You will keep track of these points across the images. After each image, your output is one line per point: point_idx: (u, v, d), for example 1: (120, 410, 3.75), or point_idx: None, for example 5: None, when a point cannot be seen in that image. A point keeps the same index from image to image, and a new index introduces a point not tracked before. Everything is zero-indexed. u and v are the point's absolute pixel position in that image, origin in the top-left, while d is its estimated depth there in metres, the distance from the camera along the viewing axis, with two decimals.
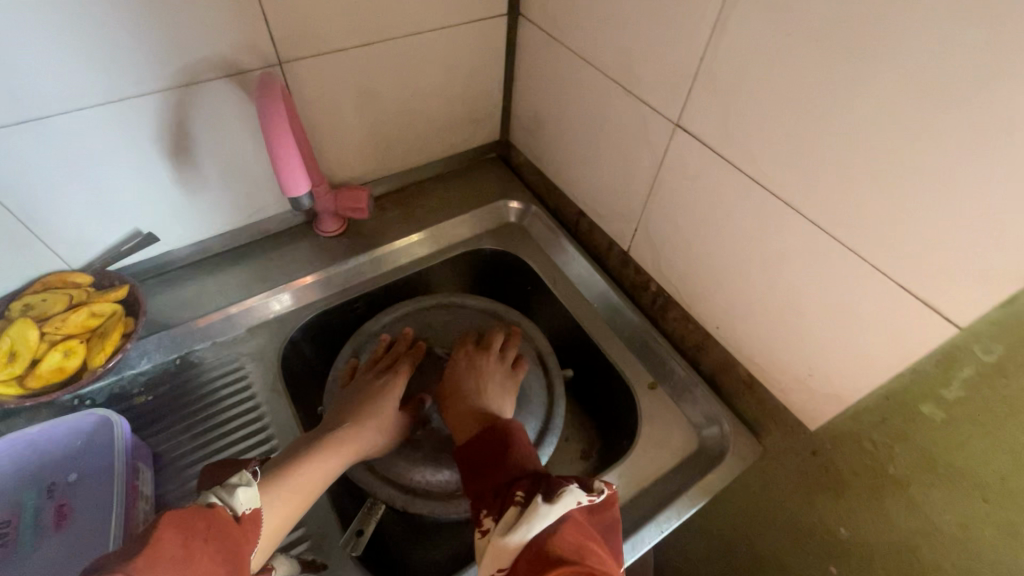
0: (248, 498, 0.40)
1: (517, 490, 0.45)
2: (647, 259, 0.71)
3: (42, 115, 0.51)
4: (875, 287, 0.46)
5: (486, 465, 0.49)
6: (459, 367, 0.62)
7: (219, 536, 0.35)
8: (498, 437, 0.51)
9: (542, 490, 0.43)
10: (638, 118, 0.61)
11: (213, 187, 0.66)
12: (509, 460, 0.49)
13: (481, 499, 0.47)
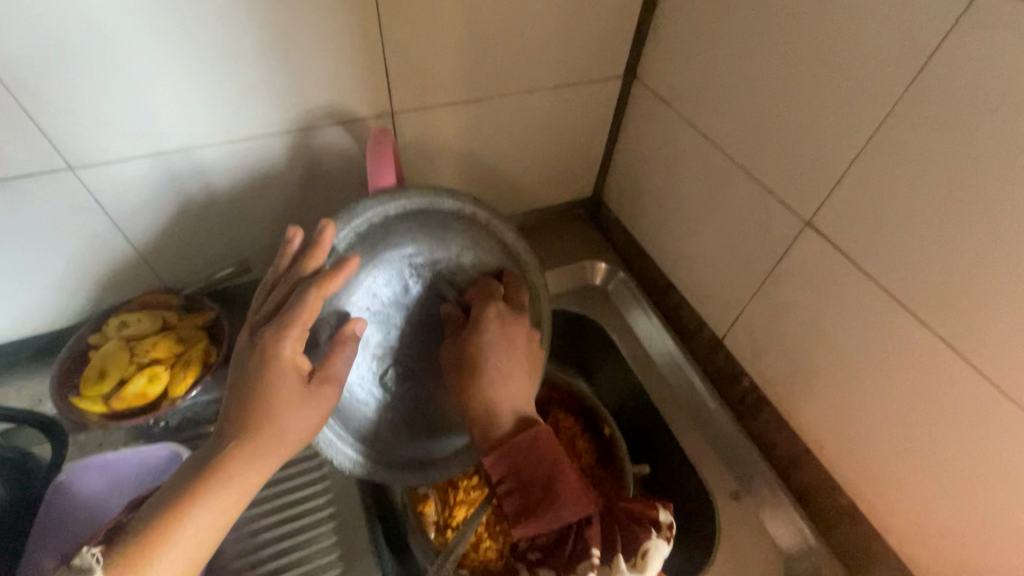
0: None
1: (588, 540, 0.40)
2: (745, 353, 0.65)
3: (165, 150, 0.52)
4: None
5: (529, 505, 0.41)
6: (492, 328, 0.50)
7: None
8: (540, 473, 0.42)
9: (616, 543, 0.40)
10: (761, 207, 0.56)
11: (309, 223, 0.66)
12: (558, 503, 0.40)
13: (531, 540, 0.42)
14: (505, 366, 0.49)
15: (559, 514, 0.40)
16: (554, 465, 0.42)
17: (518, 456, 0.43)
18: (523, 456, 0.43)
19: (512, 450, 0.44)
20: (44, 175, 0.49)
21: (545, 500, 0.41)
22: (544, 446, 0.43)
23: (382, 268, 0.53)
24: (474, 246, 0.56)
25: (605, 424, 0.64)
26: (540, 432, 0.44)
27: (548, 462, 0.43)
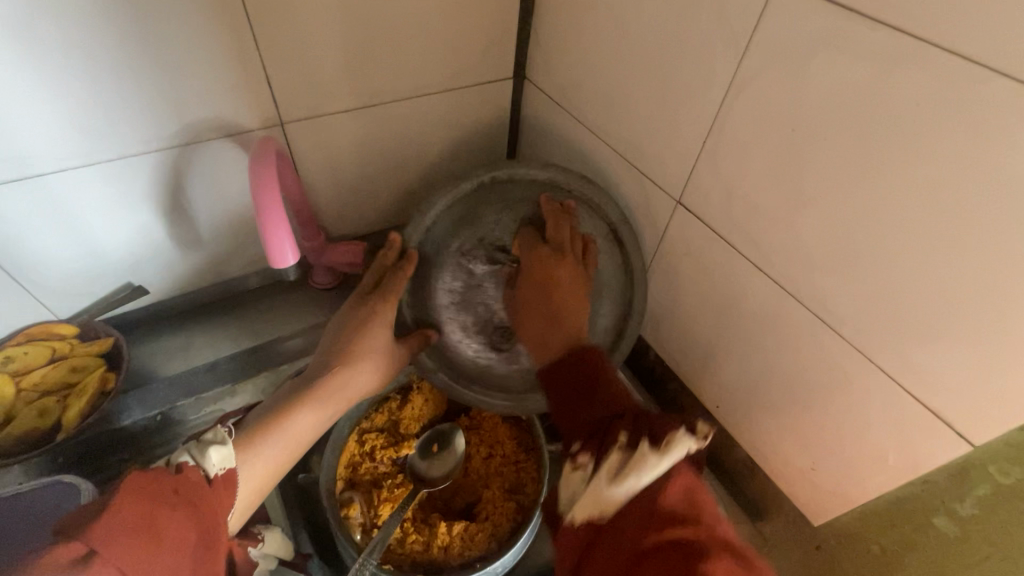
0: (222, 458, 0.38)
1: (617, 426, 0.40)
2: (648, 330, 0.69)
3: (39, 174, 0.51)
4: (881, 388, 0.44)
5: (571, 413, 0.44)
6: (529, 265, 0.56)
7: (190, 498, 0.34)
8: (583, 390, 0.45)
9: (646, 432, 0.39)
10: (642, 190, 0.61)
11: (209, 240, 0.65)
12: (589, 403, 0.43)
13: (573, 442, 0.43)
14: (531, 293, 0.55)
15: (588, 415, 0.43)
16: (595, 377, 0.45)
17: (567, 359, 0.47)
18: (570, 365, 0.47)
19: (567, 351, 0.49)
20: None
21: (589, 406, 0.43)
22: (589, 361, 0.46)
23: (443, 262, 0.61)
24: (513, 216, 0.61)
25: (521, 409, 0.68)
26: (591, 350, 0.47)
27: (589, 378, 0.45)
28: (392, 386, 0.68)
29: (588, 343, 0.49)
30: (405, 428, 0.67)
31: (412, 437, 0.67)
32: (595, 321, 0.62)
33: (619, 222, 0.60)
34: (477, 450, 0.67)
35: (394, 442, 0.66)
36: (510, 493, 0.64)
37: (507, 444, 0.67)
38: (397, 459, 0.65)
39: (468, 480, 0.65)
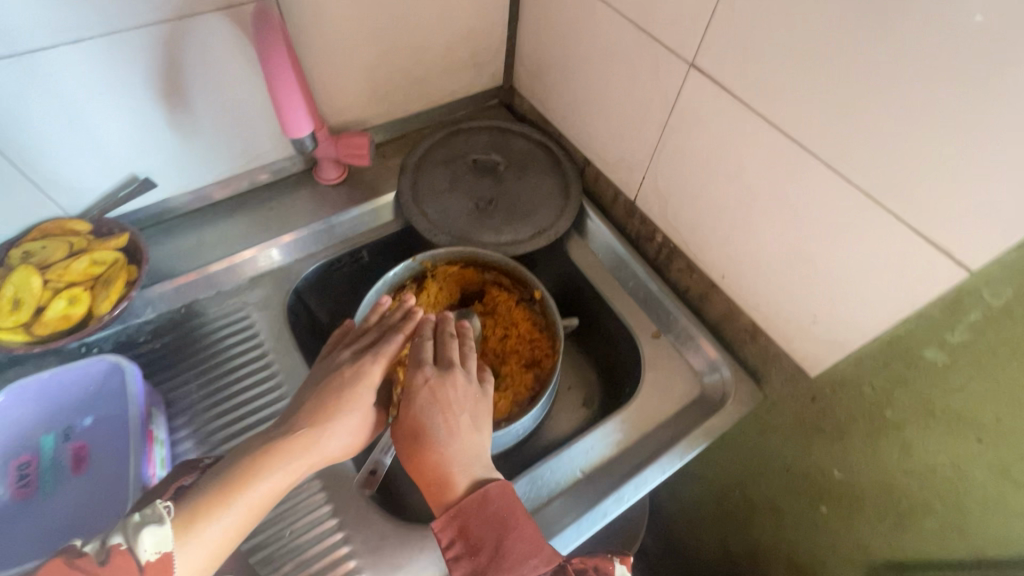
0: (157, 542, 0.37)
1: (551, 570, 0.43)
2: (654, 208, 0.70)
3: (24, 53, 0.48)
4: (879, 225, 0.46)
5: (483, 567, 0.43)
6: (421, 395, 0.49)
7: (151, 568, 0.36)
8: (495, 526, 0.44)
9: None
10: (652, 60, 0.59)
11: (212, 131, 0.64)
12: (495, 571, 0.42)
13: None
14: (430, 423, 0.48)
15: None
16: (505, 524, 0.44)
17: (467, 512, 0.44)
18: (474, 518, 0.44)
19: (458, 514, 0.45)
20: None
21: (495, 544, 0.43)
22: (493, 505, 0.45)
23: (434, 168, 0.77)
24: (476, 136, 0.81)
25: (534, 290, 0.69)
26: (490, 492, 0.45)
27: (502, 525, 0.44)
28: (408, 275, 0.71)
29: (500, 483, 0.46)
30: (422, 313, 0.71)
31: None
32: (571, 193, 0.77)
33: (558, 140, 0.82)
34: (493, 331, 0.71)
35: None
36: (527, 367, 0.68)
37: (522, 325, 0.70)
38: None
39: (486, 359, 0.70)
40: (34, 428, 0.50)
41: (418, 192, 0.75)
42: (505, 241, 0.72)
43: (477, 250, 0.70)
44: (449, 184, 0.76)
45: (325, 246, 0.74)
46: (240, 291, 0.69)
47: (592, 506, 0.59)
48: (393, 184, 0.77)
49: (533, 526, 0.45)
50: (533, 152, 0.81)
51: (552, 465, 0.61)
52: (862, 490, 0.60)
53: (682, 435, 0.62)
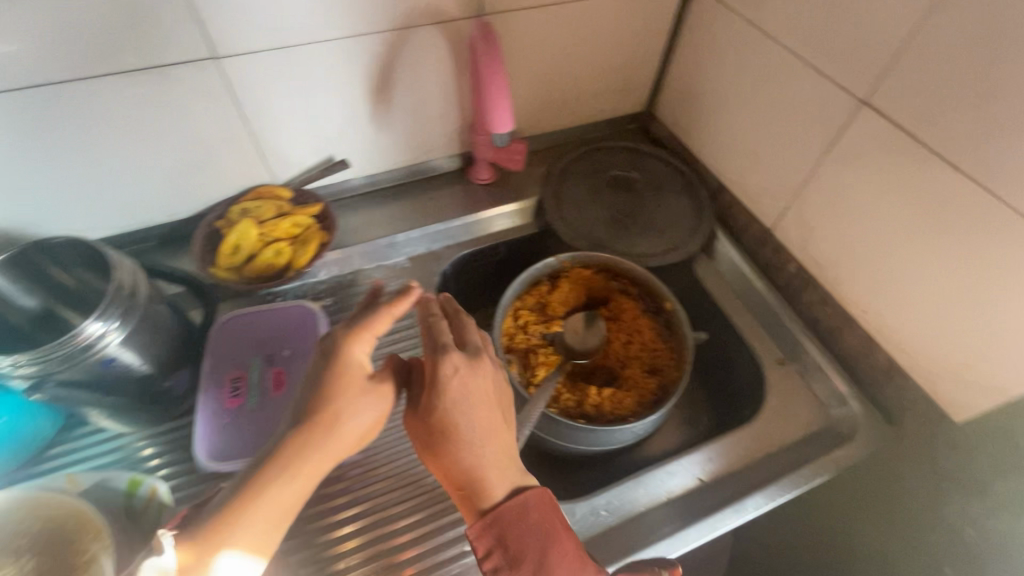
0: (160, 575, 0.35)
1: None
2: (793, 238, 0.72)
3: (289, 45, 0.59)
4: None
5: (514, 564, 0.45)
6: (453, 388, 0.47)
7: None
8: (529, 529, 0.47)
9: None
10: (818, 94, 0.62)
11: (400, 124, 0.73)
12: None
13: None
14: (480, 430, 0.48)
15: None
16: (544, 531, 0.47)
17: (511, 522, 0.46)
18: (516, 529, 0.46)
19: (500, 521, 0.46)
20: (195, 63, 0.56)
21: (538, 554, 0.46)
22: (534, 515, 0.47)
23: (576, 179, 0.83)
24: (617, 154, 0.87)
25: (665, 301, 0.72)
26: (530, 503, 0.47)
27: (541, 531, 0.47)
28: (544, 271, 0.76)
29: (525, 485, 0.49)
30: (552, 310, 0.75)
31: (559, 317, 0.74)
32: (706, 215, 0.80)
33: (695, 165, 0.86)
34: (618, 335, 0.74)
35: (544, 319, 0.74)
36: (649, 373, 0.70)
37: (647, 334, 0.73)
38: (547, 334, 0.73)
39: (608, 360, 0.73)
40: (240, 354, 0.61)
41: (561, 198, 0.81)
42: (639, 253, 0.76)
43: (614, 257, 0.74)
44: (590, 194, 0.81)
45: (471, 237, 0.81)
46: (396, 267, 0.77)
47: (711, 516, 0.59)
48: (536, 189, 0.83)
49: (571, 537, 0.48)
50: (669, 174, 0.85)
51: (667, 470, 0.63)
52: (1005, 555, 0.57)
53: (806, 462, 0.62)
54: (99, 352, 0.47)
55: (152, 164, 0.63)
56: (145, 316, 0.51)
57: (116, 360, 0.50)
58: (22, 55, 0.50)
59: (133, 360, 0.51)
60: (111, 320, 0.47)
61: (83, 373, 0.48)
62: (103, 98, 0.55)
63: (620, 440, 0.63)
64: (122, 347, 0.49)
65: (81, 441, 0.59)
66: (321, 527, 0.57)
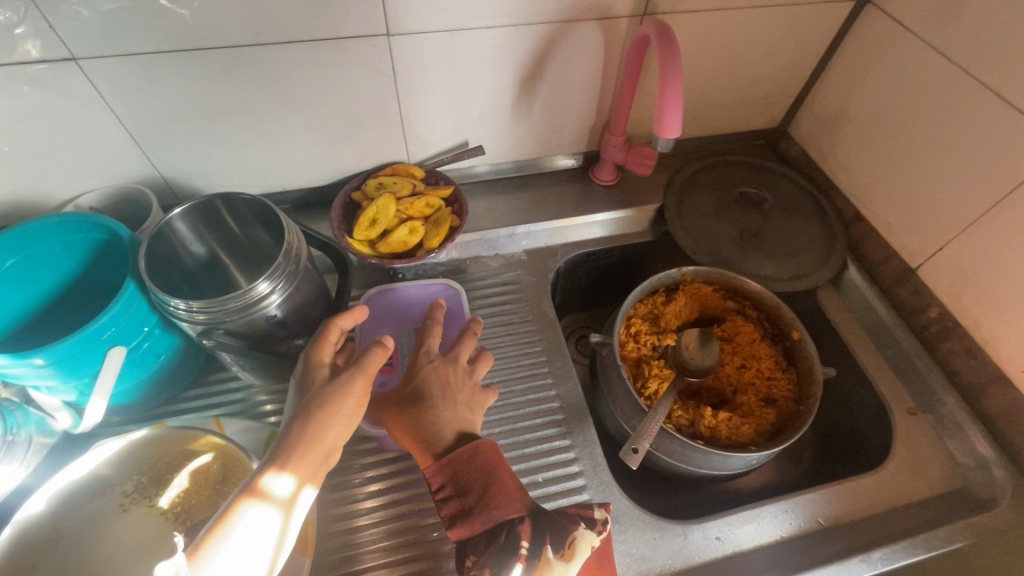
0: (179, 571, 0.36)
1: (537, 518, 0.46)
2: (942, 281, 0.67)
3: (454, 29, 0.59)
4: None
5: (474, 511, 0.46)
6: (425, 372, 0.52)
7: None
8: (476, 472, 0.47)
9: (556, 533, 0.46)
10: (1007, 132, 0.57)
11: (536, 117, 0.73)
12: (477, 513, 0.46)
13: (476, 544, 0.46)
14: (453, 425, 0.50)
15: (478, 524, 0.46)
16: (490, 470, 0.47)
17: (452, 461, 0.47)
18: (465, 467, 0.47)
19: (448, 464, 0.47)
20: (367, 38, 0.58)
21: (482, 489, 0.46)
22: (483, 458, 0.47)
23: (702, 191, 0.80)
24: (746, 169, 0.83)
25: (792, 330, 0.69)
26: (481, 446, 0.48)
27: (469, 462, 0.47)
28: (662, 281, 0.73)
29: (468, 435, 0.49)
30: (665, 322, 0.73)
31: (672, 331, 0.72)
32: (839, 245, 0.76)
33: (831, 191, 0.81)
34: (732, 358, 0.71)
35: (657, 331, 0.72)
36: (765, 402, 0.67)
37: (765, 360, 0.70)
38: (658, 346, 0.71)
39: (719, 382, 0.70)
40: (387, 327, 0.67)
41: (685, 209, 0.78)
42: (764, 276, 0.73)
43: (740, 277, 0.71)
44: (716, 209, 0.79)
45: (587, 237, 0.80)
46: (512, 259, 0.77)
47: (831, 566, 0.55)
48: (657, 197, 0.81)
49: (507, 469, 0.48)
50: (801, 197, 0.80)
51: (780, 507, 0.59)
52: None
53: (936, 525, 0.58)
54: (261, 308, 0.49)
55: (305, 132, 0.65)
56: (302, 278, 0.53)
57: (273, 318, 0.52)
58: (220, 18, 0.52)
59: (284, 320, 0.53)
60: (275, 280, 0.49)
61: (246, 327, 0.51)
62: (279, 63, 0.58)
63: (732, 467, 0.61)
64: (280, 308, 0.52)
65: (219, 388, 0.61)
66: (426, 506, 0.58)
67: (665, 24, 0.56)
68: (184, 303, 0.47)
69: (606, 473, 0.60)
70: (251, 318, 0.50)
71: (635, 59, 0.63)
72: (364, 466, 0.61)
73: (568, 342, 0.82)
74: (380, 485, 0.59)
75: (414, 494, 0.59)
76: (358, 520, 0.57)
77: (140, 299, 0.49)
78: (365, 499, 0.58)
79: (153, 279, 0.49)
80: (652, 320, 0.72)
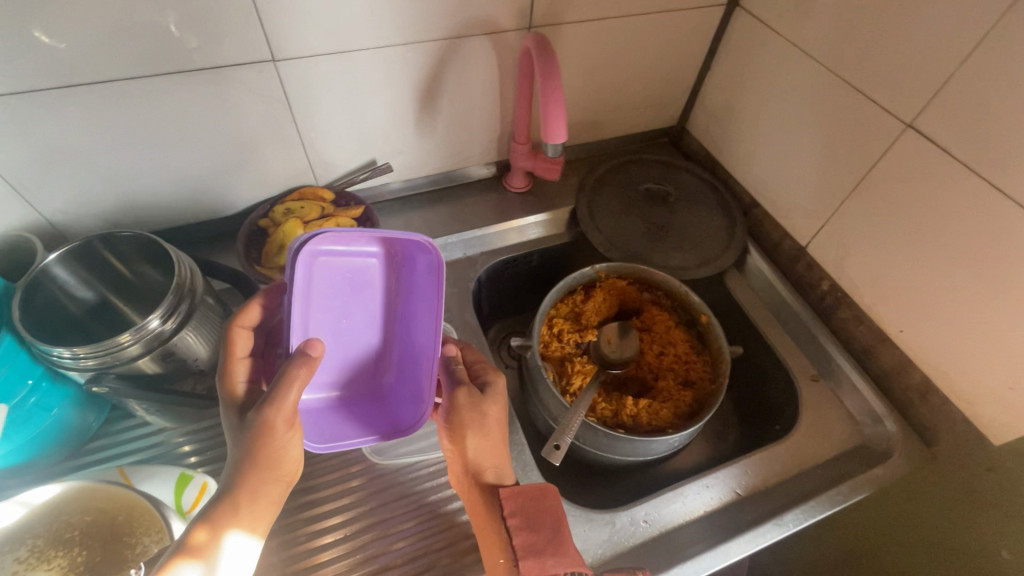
0: None
1: None
2: (827, 254, 0.72)
3: (342, 51, 0.60)
4: None
5: (543, 551, 0.49)
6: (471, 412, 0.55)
7: None
8: (547, 518, 0.52)
9: None
10: (861, 116, 0.63)
11: (441, 131, 0.74)
12: (549, 553, 0.49)
13: None
14: (487, 455, 0.55)
15: (549, 563, 0.48)
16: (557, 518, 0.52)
17: (525, 497, 0.52)
18: (536, 505, 0.53)
19: (520, 500, 0.52)
20: (253, 65, 0.57)
21: (553, 531, 0.51)
22: (551, 501, 0.53)
23: (610, 190, 0.84)
24: (650, 166, 0.88)
25: (701, 314, 0.72)
26: (549, 491, 0.54)
27: (547, 510, 0.52)
28: (578, 280, 0.76)
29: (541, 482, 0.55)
30: (586, 319, 0.75)
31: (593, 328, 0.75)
32: (739, 229, 0.81)
33: (728, 180, 0.87)
34: (651, 346, 0.74)
35: (578, 328, 0.74)
36: (683, 385, 0.71)
37: (680, 345, 0.73)
38: (580, 343, 0.73)
39: (641, 371, 0.73)
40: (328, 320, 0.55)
41: (596, 209, 0.81)
42: (673, 266, 0.77)
43: (650, 269, 0.74)
44: (624, 206, 0.82)
45: (506, 244, 0.81)
46: None
47: (750, 533, 0.58)
48: (570, 199, 0.84)
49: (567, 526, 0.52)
50: (702, 188, 0.85)
51: (703, 483, 0.62)
52: None
53: (840, 480, 0.62)
54: (155, 346, 0.48)
55: (201, 162, 0.64)
56: (201, 312, 0.52)
57: (172, 356, 0.50)
58: (89, 53, 0.51)
59: (185, 357, 0.52)
60: (167, 316, 0.48)
61: (142, 367, 0.49)
62: (161, 94, 0.56)
63: (656, 451, 0.63)
64: (178, 344, 0.50)
65: (128, 435, 0.59)
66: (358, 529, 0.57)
67: (545, 37, 0.59)
68: (68, 350, 0.45)
69: (535, 471, 0.61)
70: (147, 358, 0.48)
71: (526, 71, 0.65)
72: (292, 496, 0.59)
73: (498, 349, 0.83)
74: (309, 515, 0.58)
75: (350, 517, 0.59)
76: (287, 553, 0.56)
77: (19, 349, 0.47)
78: (294, 530, 0.57)
79: (31, 328, 0.47)
80: (573, 318, 0.75)
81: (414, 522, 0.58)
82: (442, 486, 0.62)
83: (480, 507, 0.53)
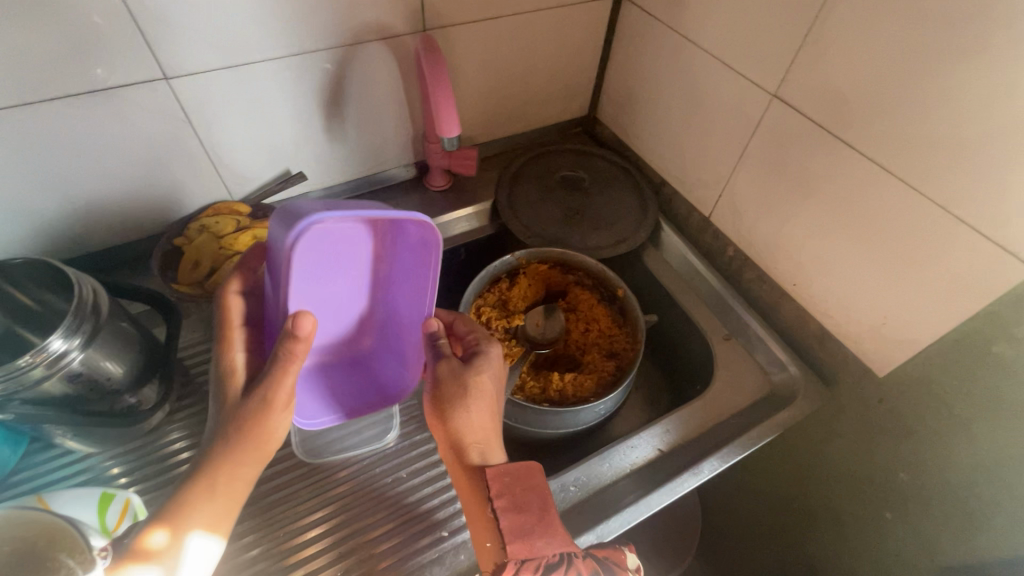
0: None
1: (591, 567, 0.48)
2: (727, 221, 0.78)
3: (237, 64, 0.61)
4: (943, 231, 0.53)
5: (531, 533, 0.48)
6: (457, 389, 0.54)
7: None
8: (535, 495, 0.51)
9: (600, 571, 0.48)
10: (735, 91, 0.69)
11: (352, 137, 0.76)
12: (538, 534, 0.49)
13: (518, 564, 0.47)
14: (470, 432, 0.54)
15: (538, 544, 0.48)
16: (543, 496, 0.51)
17: (511, 477, 0.51)
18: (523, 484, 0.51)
19: (506, 480, 0.51)
20: (146, 84, 0.58)
21: (540, 511, 0.50)
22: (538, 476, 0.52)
23: (528, 181, 0.87)
24: (564, 155, 0.92)
25: (618, 289, 0.77)
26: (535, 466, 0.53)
27: (535, 488, 0.51)
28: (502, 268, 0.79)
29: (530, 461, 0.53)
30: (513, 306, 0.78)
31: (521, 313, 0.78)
32: (649, 207, 0.86)
33: (638, 162, 0.92)
34: (576, 324, 0.78)
35: (506, 314, 0.77)
36: (607, 356, 0.75)
37: (603, 320, 0.77)
38: (508, 328, 0.76)
39: (569, 348, 0.77)
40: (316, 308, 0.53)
41: (515, 200, 0.85)
42: (591, 246, 0.81)
43: (567, 251, 0.78)
44: (542, 194, 0.86)
45: None
46: None
47: (672, 484, 0.62)
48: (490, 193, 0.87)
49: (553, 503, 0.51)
50: (614, 172, 0.90)
51: (628, 444, 0.65)
52: (929, 492, 0.63)
53: (753, 426, 0.67)
54: (61, 367, 0.48)
55: (105, 185, 0.64)
56: (108, 331, 0.52)
57: (81, 378, 0.50)
58: None
59: (95, 377, 0.52)
60: (70, 336, 0.48)
61: (48, 391, 0.49)
62: (51, 120, 0.56)
63: (584, 420, 0.67)
64: (86, 364, 0.50)
65: (49, 465, 0.58)
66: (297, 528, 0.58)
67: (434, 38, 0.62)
68: None
69: None
70: (52, 381, 0.48)
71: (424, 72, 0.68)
72: None
73: None
74: (247, 521, 0.59)
75: (290, 519, 0.59)
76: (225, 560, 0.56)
77: None
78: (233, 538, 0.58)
79: None
80: (501, 305, 0.77)
81: (354, 515, 0.60)
82: (381, 477, 0.63)
83: (468, 487, 0.52)
